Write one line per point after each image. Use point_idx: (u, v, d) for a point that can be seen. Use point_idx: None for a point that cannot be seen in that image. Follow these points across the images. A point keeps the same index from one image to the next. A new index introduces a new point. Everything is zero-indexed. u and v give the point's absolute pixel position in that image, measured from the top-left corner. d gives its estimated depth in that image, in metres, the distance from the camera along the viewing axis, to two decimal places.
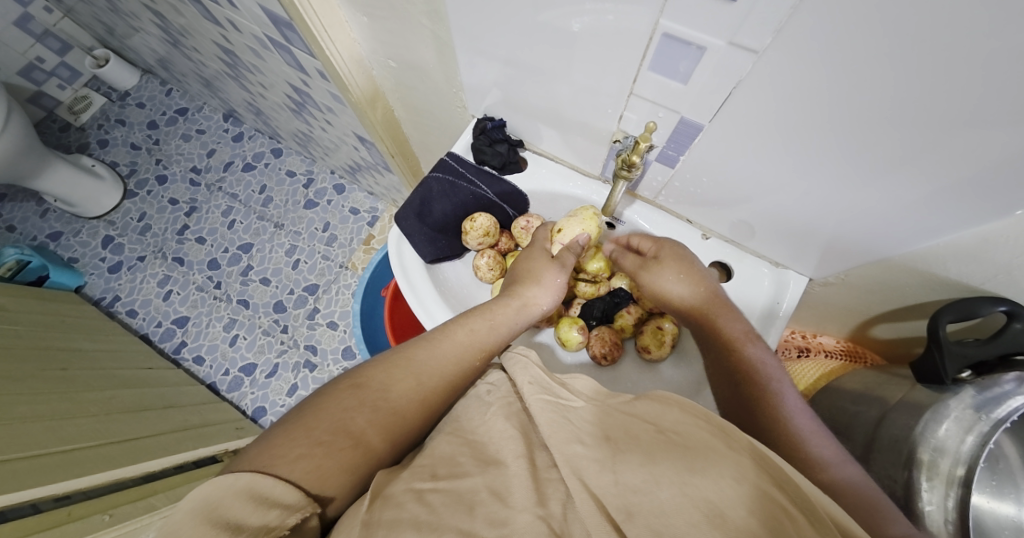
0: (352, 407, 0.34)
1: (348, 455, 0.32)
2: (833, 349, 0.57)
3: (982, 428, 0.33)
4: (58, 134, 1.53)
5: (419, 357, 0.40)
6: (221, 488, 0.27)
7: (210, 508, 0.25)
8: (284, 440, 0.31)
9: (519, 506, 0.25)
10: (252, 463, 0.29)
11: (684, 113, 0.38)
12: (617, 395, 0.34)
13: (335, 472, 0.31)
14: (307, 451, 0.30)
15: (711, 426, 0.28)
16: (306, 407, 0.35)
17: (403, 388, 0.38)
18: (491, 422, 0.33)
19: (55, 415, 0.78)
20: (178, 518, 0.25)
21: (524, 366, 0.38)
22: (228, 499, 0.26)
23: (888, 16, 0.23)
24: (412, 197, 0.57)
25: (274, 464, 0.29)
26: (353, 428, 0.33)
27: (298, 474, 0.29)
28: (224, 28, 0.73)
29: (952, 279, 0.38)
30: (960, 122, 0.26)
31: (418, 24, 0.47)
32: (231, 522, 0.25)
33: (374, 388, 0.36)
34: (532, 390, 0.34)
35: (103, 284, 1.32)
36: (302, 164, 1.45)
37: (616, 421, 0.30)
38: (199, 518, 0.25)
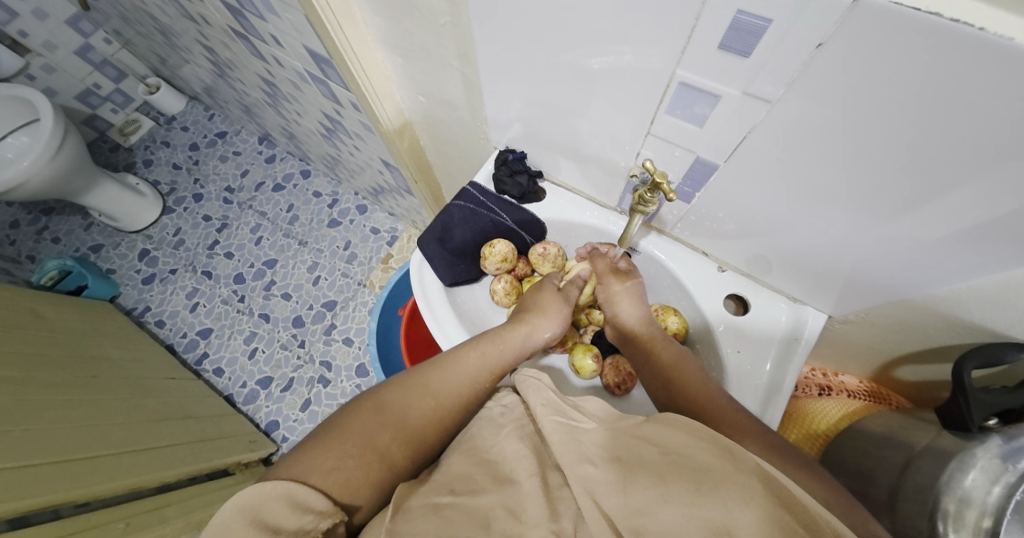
0: (379, 424, 0.36)
1: (375, 469, 0.34)
2: (856, 389, 0.55)
3: (1009, 479, 0.32)
4: (108, 154, 1.64)
5: (436, 380, 0.41)
6: (265, 488, 0.29)
7: (253, 510, 0.28)
8: (317, 451, 0.33)
9: (532, 521, 0.28)
10: (290, 471, 0.32)
11: (700, 153, 0.40)
12: (625, 417, 0.35)
13: (362, 484, 0.33)
14: (338, 464, 0.33)
15: (719, 448, 0.29)
16: (337, 420, 0.37)
17: (424, 406, 0.39)
18: (503, 444, 0.35)
19: (82, 421, 0.81)
20: (222, 519, 0.28)
21: (535, 388, 0.40)
22: (269, 502, 0.29)
23: (890, 76, 0.24)
24: (434, 223, 0.59)
25: (310, 473, 0.31)
26: (378, 444, 0.35)
27: (330, 484, 0.31)
28: (268, 63, 0.79)
29: (976, 324, 0.38)
30: (977, 167, 0.26)
31: (448, 65, 0.51)
32: (269, 524, 0.27)
33: (398, 407, 0.38)
34: (545, 412, 0.36)
35: (136, 295, 1.38)
36: (328, 186, 1.51)
37: (624, 443, 0.31)
38: (244, 519, 0.27)
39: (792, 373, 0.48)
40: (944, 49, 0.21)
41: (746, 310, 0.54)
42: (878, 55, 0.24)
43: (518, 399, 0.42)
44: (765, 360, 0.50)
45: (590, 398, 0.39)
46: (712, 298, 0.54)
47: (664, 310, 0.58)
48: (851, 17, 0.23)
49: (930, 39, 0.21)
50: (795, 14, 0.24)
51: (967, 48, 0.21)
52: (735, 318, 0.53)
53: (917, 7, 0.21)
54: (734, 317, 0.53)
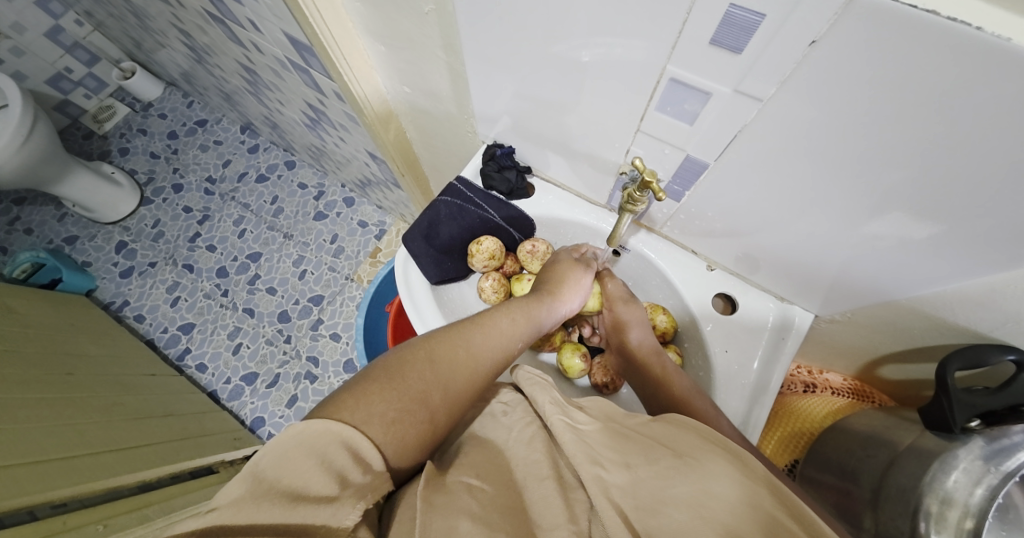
0: (429, 381, 0.34)
1: (424, 425, 0.32)
2: (841, 387, 0.56)
3: (991, 481, 0.33)
4: (82, 142, 1.57)
5: (481, 344, 0.40)
6: (328, 428, 0.27)
7: (318, 453, 0.26)
8: (373, 396, 0.30)
9: (551, 525, 0.27)
10: (344, 412, 0.28)
11: (690, 151, 0.39)
12: (633, 416, 0.35)
13: (412, 444, 0.31)
14: (394, 418, 0.30)
15: (730, 454, 0.29)
16: (385, 367, 0.34)
17: (470, 372, 0.37)
18: (514, 449, 0.34)
19: (57, 421, 0.78)
20: (282, 454, 0.25)
21: (543, 387, 0.38)
22: (335, 447, 0.26)
23: (876, 76, 0.24)
24: (420, 219, 0.57)
25: (368, 422, 0.29)
26: (429, 401, 0.33)
27: (387, 439, 0.29)
28: (247, 49, 0.76)
29: (960, 326, 0.38)
30: (952, 168, 0.26)
31: (435, 57, 0.49)
32: (337, 475, 0.26)
33: (447, 364, 0.36)
34: (552, 409, 0.35)
35: (114, 289, 1.34)
36: (314, 177, 1.48)
37: (635, 444, 0.30)
38: (312, 463, 0.25)
39: (778, 373, 0.48)
40: (938, 47, 0.21)
41: (734, 309, 0.53)
42: (868, 53, 0.23)
43: (520, 393, 0.41)
44: (753, 359, 0.50)
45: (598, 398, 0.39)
46: (700, 294, 0.54)
47: (652, 308, 0.58)
48: (845, 12, 0.22)
49: (927, 37, 0.21)
50: (791, 8, 0.23)
51: (965, 45, 0.20)
52: (723, 316, 0.53)
53: (912, 3, 0.20)
54: (722, 315, 0.53)
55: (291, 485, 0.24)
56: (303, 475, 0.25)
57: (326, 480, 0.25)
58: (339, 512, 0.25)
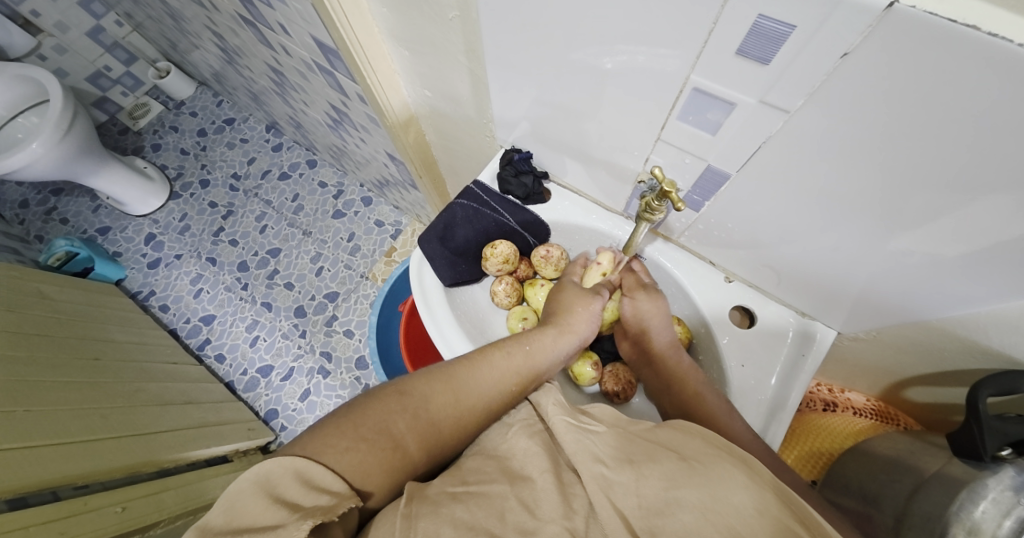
0: (395, 413, 0.34)
1: (388, 456, 0.32)
2: (863, 407, 0.54)
3: (1021, 513, 0.30)
4: (117, 137, 1.64)
5: (459, 376, 0.39)
6: (282, 463, 0.28)
7: (268, 484, 0.27)
8: (331, 430, 0.32)
9: (547, 517, 0.26)
10: (303, 448, 0.30)
11: (711, 161, 0.38)
12: (638, 421, 0.35)
13: (376, 471, 0.31)
14: (352, 446, 0.31)
15: (736, 460, 0.28)
16: (354, 403, 0.35)
17: (443, 403, 0.37)
18: (514, 440, 0.34)
19: (84, 404, 0.81)
20: (236, 487, 0.26)
21: (547, 392, 0.39)
22: (286, 478, 0.28)
23: (913, 91, 0.23)
24: (436, 221, 0.58)
25: (323, 452, 0.30)
26: (394, 431, 0.33)
27: (343, 466, 0.30)
28: (275, 51, 0.78)
29: (994, 349, 0.36)
30: (989, 186, 0.25)
31: (456, 61, 0.50)
32: (286, 501, 0.26)
33: (417, 396, 0.36)
34: (556, 409, 0.35)
35: (141, 279, 1.39)
36: (334, 176, 1.50)
37: (639, 447, 0.30)
38: (260, 492, 0.26)
39: (797, 390, 0.46)
40: (982, 63, 0.20)
41: (752, 322, 0.52)
42: (907, 67, 0.22)
43: (529, 400, 0.41)
44: (770, 374, 0.49)
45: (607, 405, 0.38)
46: (717, 307, 0.53)
47: None
48: (881, 25, 0.21)
49: (968, 50, 0.20)
50: (823, 21, 0.22)
51: (1010, 62, 0.19)
52: (739, 329, 0.52)
53: (952, 18, 0.19)
54: (739, 328, 0.52)
55: (242, 523, 0.25)
56: (250, 504, 0.25)
57: (274, 511, 0.25)
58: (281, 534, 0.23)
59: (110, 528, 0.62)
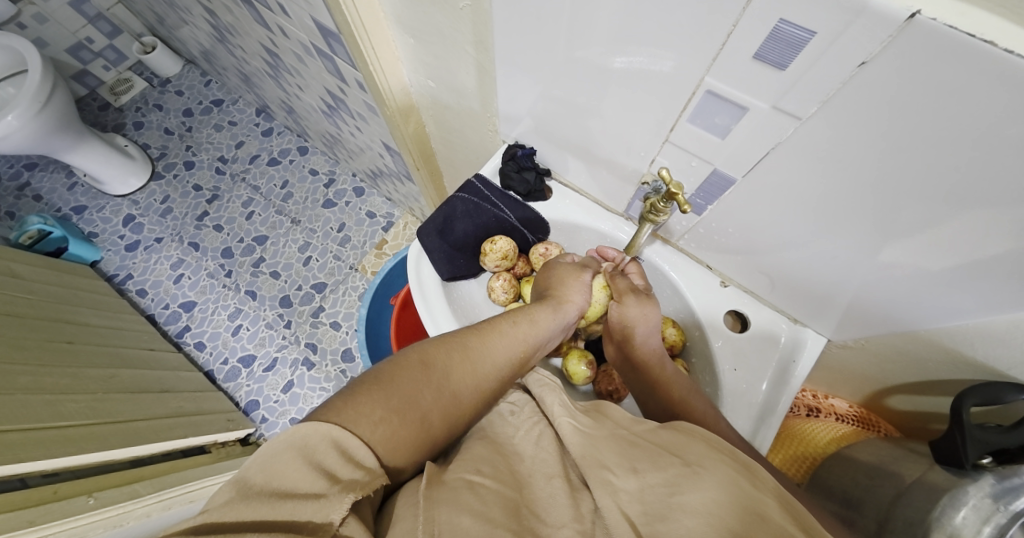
0: (419, 383, 0.34)
1: (415, 428, 0.32)
2: (845, 413, 0.56)
3: (1000, 520, 0.32)
4: (97, 113, 1.58)
5: (475, 348, 0.40)
6: (318, 428, 0.27)
7: (306, 449, 0.25)
8: (361, 400, 0.31)
9: (558, 522, 0.26)
10: (332, 413, 0.29)
11: (717, 165, 0.39)
12: (641, 422, 0.36)
13: (404, 444, 0.31)
14: (385, 418, 0.31)
15: (738, 465, 0.29)
16: (375, 374, 0.34)
17: (463, 375, 0.38)
18: (522, 445, 0.35)
19: (55, 390, 0.78)
20: (274, 449, 0.25)
21: (551, 390, 0.39)
22: (323, 446, 0.26)
23: (931, 106, 0.23)
24: (436, 214, 0.57)
25: (357, 421, 0.29)
26: (420, 403, 0.34)
27: (376, 438, 0.29)
28: (272, 32, 0.76)
29: (978, 361, 0.38)
30: (990, 203, 0.26)
31: (463, 52, 0.49)
32: (326, 472, 0.25)
33: (439, 369, 0.37)
34: (561, 412, 0.36)
35: (118, 261, 1.34)
36: (325, 164, 1.48)
37: (645, 451, 0.30)
38: (300, 457, 0.25)
39: (787, 395, 0.47)
40: (1003, 79, 0.20)
41: (744, 327, 0.53)
42: (927, 82, 0.22)
43: (529, 397, 0.42)
44: (762, 379, 0.49)
45: (607, 403, 0.39)
46: (710, 310, 0.54)
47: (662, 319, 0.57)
48: (900, 36, 0.21)
49: (982, 64, 0.20)
50: (845, 27, 0.23)
51: (1023, 78, 0.19)
52: (732, 334, 0.52)
53: (970, 32, 0.19)
54: (733, 332, 0.53)
55: (280, 486, 0.24)
56: (292, 471, 0.24)
57: (316, 479, 0.24)
58: (327, 506, 0.23)
59: (81, 515, 0.58)
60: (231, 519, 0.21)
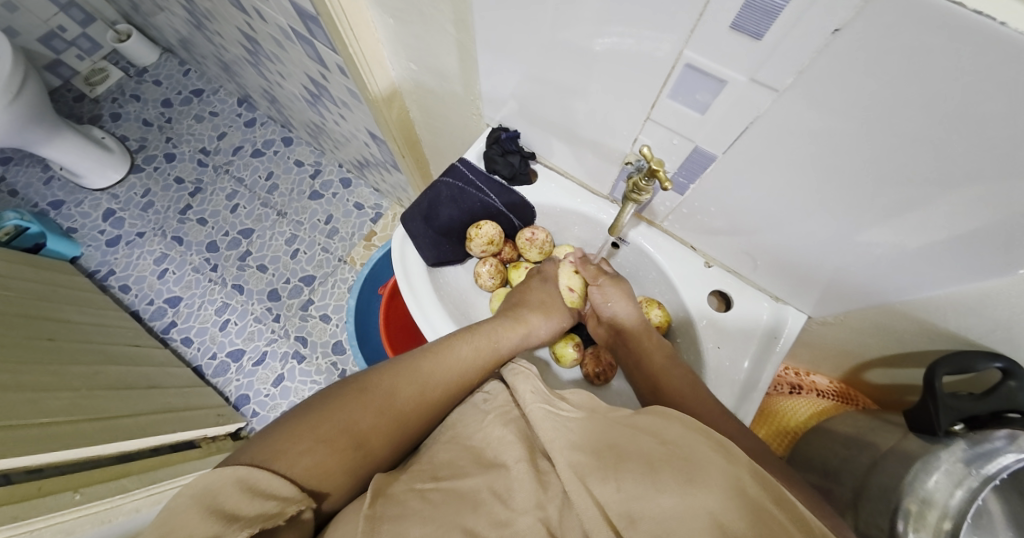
0: (358, 410, 0.35)
1: (348, 456, 0.32)
2: (825, 389, 0.57)
3: (971, 483, 0.33)
4: (72, 104, 1.53)
5: (422, 366, 0.40)
6: (224, 472, 0.27)
7: (206, 495, 0.25)
8: (286, 435, 0.31)
9: (520, 509, 0.27)
10: (252, 455, 0.29)
11: (699, 143, 0.39)
12: (615, 408, 0.35)
13: (335, 472, 0.31)
14: (310, 449, 0.31)
15: (712, 441, 0.29)
16: (310, 405, 0.35)
17: (407, 396, 0.38)
18: (488, 429, 0.35)
19: (37, 386, 0.77)
20: (171, 507, 0.25)
21: (525, 376, 0.39)
22: (229, 485, 0.26)
23: (899, 74, 0.24)
24: (420, 199, 0.56)
25: (278, 457, 0.29)
26: (355, 430, 0.34)
27: (299, 472, 0.30)
28: (250, 16, 0.74)
29: (951, 331, 0.39)
30: (961, 175, 0.27)
31: (444, 32, 0.48)
32: (228, 510, 0.24)
33: (380, 392, 0.37)
34: (533, 398, 0.36)
35: (99, 257, 1.31)
36: (311, 155, 1.45)
37: (621, 433, 0.30)
38: (197, 503, 0.24)
39: (768, 371, 0.48)
40: (970, 43, 0.20)
41: (728, 308, 0.53)
42: (897, 49, 0.23)
43: (502, 386, 0.41)
44: (744, 357, 0.50)
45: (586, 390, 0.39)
46: (694, 291, 0.54)
47: (648, 302, 0.58)
48: None
49: (951, 27, 0.20)
50: None
51: (990, 38, 0.19)
52: (717, 313, 0.53)
53: None
54: (717, 312, 0.53)
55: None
56: (185, 520, 0.23)
57: (211, 519, 0.23)
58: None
59: (67, 510, 0.58)
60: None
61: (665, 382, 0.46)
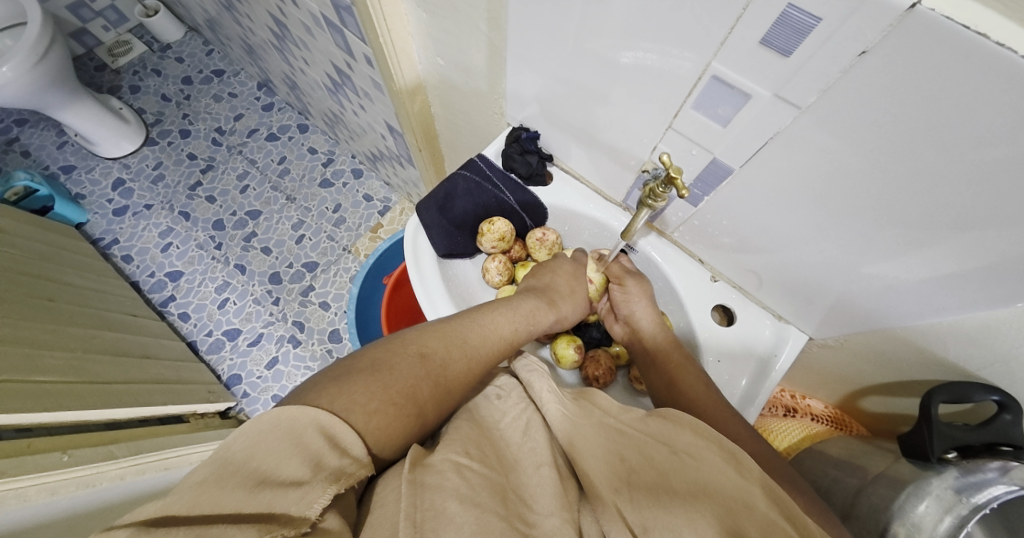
0: (415, 375, 0.35)
1: (409, 421, 0.32)
2: (821, 414, 0.58)
3: (960, 511, 0.32)
4: (93, 73, 1.55)
5: (472, 343, 0.42)
6: (307, 413, 0.26)
7: (293, 435, 0.25)
8: (359, 389, 0.31)
9: (545, 511, 0.27)
10: (326, 401, 0.28)
11: (717, 155, 0.39)
12: (628, 410, 0.35)
13: (397, 433, 0.31)
14: (382, 409, 0.31)
15: (724, 452, 0.29)
16: (373, 361, 0.35)
17: (459, 370, 0.39)
18: (508, 431, 0.35)
19: (34, 344, 0.77)
20: (256, 432, 0.24)
21: (539, 375, 0.40)
22: (310, 430, 0.26)
23: (919, 100, 0.25)
24: (437, 190, 0.57)
25: (351, 410, 0.29)
26: (417, 397, 0.34)
27: (371, 427, 0.29)
28: (282, 0, 0.76)
29: (950, 362, 0.39)
30: (978, 205, 0.27)
31: (476, 30, 0.49)
32: (313, 458, 0.24)
33: (437, 362, 0.38)
34: (550, 398, 0.37)
35: (105, 225, 1.32)
36: (325, 144, 1.46)
37: (633, 441, 0.31)
38: (286, 441, 0.24)
39: (765, 389, 0.49)
40: (992, 72, 0.21)
41: (730, 322, 0.54)
42: (920, 73, 0.23)
43: (515, 382, 0.42)
44: (743, 374, 0.51)
45: (594, 390, 0.39)
46: (700, 304, 0.55)
47: None
48: (899, 26, 0.22)
49: (976, 57, 0.21)
50: (849, 13, 0.23)
51: (1011, 70, 0.20)
52: (719, 328, 0.53)
53: (965, 24, 0.20)
54: (719, 327, 0.53)
55: (260, 466, 0.22)
56: (280, 454, 0.23)
57: (297, 464, 0.23)
58: (309, 495, 0.22)
59: (55, 471, 0.57)
60: (199, 504, 0.19)
61: (680, 378, 0.47)
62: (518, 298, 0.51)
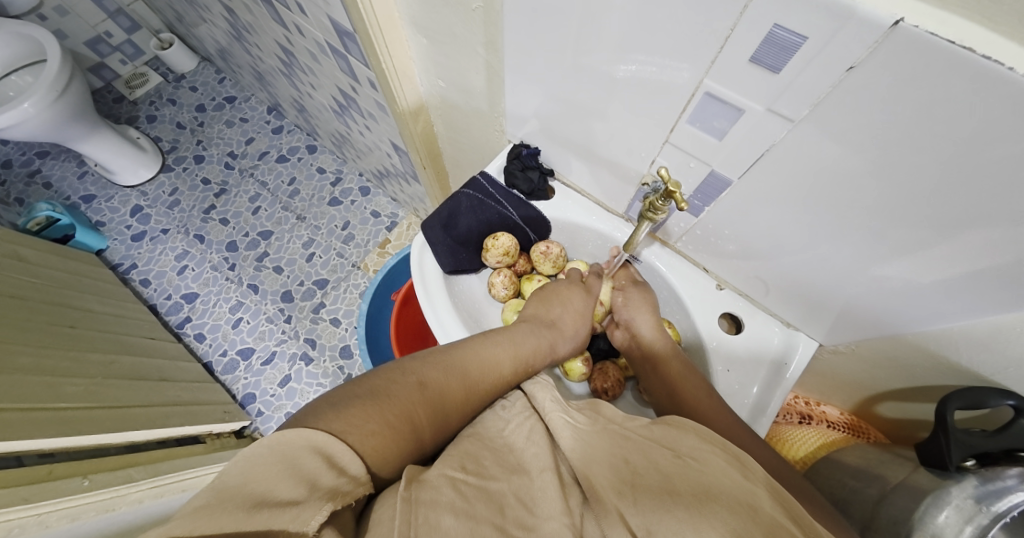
0: (411, 398, 0.36)
1: (405, 442, 0.33)
2: (837, 420, 0.56)
3: (981, 520, 0.33)
4: (112, 105, 1.61)
5: (468, 365, 0.42)
6: (304, 434, 0.27)
7: (286, 459, 0.25)
8: (355, 412, 0.31)
9: (545, 515, 0.27)
10: (323, 423, 0.29)
11: (715, 167, 0.40)
12: (633, 418, 0.36)
13: (392, 453, 0.31)
14: (377, 431, 0.31)
15: (728, 455, 0.30)
16: (370, 387, 0.35)
17: (454, 393, 0.40)
18: (512, 437, 0.35)
19: (56, 372, 0.79)
20: (249, 458, 0.24)
21: (543, 387, 0.41)
22: (305, 452, 0.26)
23: (910, 112, 0.25)
24: (441, 208, 0.58)
25: (347, 431, 0.29)
26: (413, 419, 0.34)
27: (367, 448, 0.30)
28: (289, 30, 0.78)
29: (964, 367, 0.39)
30: (976, 210, 0.27)
31: (474, 53, 0.51)
32: (307, 477, 0.25)
33: (432, 386, 0.38)
34: (553, 408, 0.37)
35: (124, 251, 1.36)
36: (333, 163, 1.50)
37: (636, 445, 0.31)
38: (279, 465, 0.24)
39: (777, 397, 0.48)
40: (979, 85, 0.21)
41: (739, 330, 0.54)
42: (910, 87, 0.24)
43: (522, 393, 0.43)
44: (753, 382, 0.50)
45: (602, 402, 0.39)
46: (707, 312, 0.54)
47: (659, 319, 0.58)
48: (885, 42, 0.23)
49: (962, 71, 0.21)
50: (834, 31, 0.24)
51: (996, 82, 0.21)
52: (727, 336, 0.53)
53: (950, 39, 0.21)
54: (727, 335, 0.53)
55: (254, 491, 0.23)
56: (272, 478, 0.23)
57: (292, 485, 0.23)
58: (304, 513, 0.22)
59: (75, 496, 0.59)
60: (197, 527, 0.20)
61: (684, 391, 0.47)
62: (515, 324, 0.52)
